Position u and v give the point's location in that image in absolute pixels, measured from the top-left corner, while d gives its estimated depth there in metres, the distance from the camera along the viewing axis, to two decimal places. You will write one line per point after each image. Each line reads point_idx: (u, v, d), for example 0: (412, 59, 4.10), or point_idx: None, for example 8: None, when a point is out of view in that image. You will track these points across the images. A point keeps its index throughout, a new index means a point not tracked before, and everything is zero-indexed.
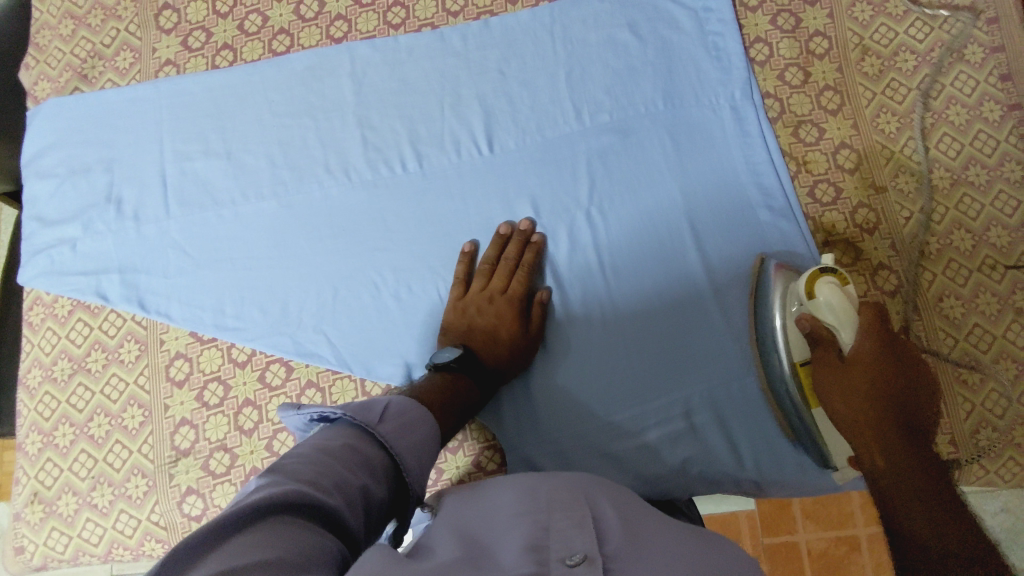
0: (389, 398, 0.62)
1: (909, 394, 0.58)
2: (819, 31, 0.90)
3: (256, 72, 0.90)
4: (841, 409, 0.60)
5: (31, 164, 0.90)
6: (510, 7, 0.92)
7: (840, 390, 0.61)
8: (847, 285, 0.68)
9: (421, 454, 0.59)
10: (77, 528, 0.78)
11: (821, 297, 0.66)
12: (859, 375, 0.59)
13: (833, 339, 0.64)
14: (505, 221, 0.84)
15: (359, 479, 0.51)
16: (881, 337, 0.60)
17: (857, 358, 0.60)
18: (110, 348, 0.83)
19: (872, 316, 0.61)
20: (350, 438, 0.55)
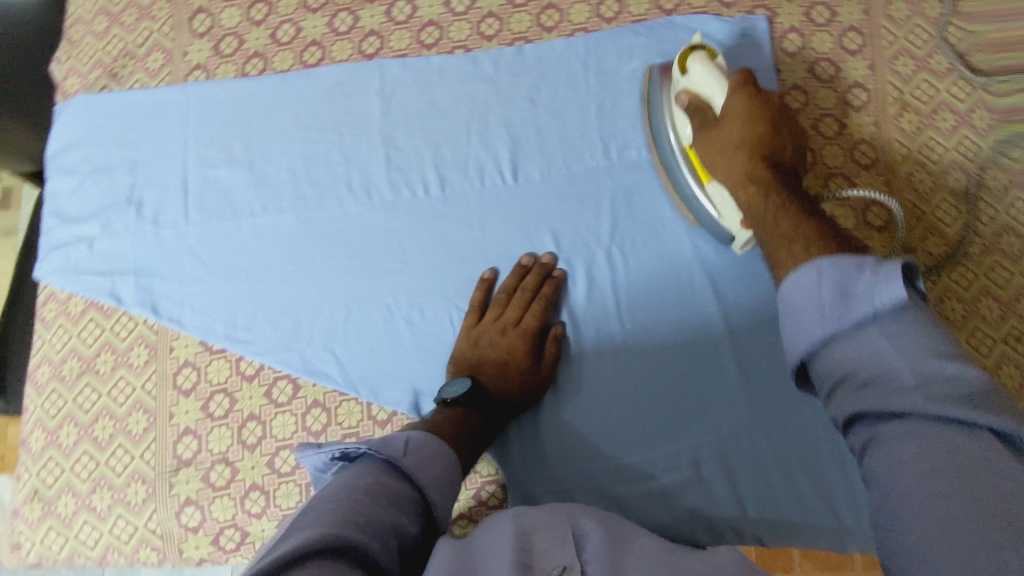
0: (408, 433, 0.63)
1: (775, 138, 0.69)
2: (858, 82, 0.88)
3: (285, 83, 0.89)
4: (724, 170, 0.71)
5: (55, 159, 0.90)
6: (545, 35, 0.91)
7: (723, 148, 0.70)
8: (717, 58, 0.76)
9: (443, 487, 0.61)
10: (74, 529, 0.78)
11: (695, 73, 0.75)
12: (732, 127, 0.70)
13: (708, 106, 0.73)
14: (527, 253, 0.83)
15: (389, 514, 0.52)
16: (748, 92, 0.71)
17: (731, 112, 0.70)
18: (119, 351, 0.83)
19: (741, 77, 0.71)
20: (377, 474, 0.56)
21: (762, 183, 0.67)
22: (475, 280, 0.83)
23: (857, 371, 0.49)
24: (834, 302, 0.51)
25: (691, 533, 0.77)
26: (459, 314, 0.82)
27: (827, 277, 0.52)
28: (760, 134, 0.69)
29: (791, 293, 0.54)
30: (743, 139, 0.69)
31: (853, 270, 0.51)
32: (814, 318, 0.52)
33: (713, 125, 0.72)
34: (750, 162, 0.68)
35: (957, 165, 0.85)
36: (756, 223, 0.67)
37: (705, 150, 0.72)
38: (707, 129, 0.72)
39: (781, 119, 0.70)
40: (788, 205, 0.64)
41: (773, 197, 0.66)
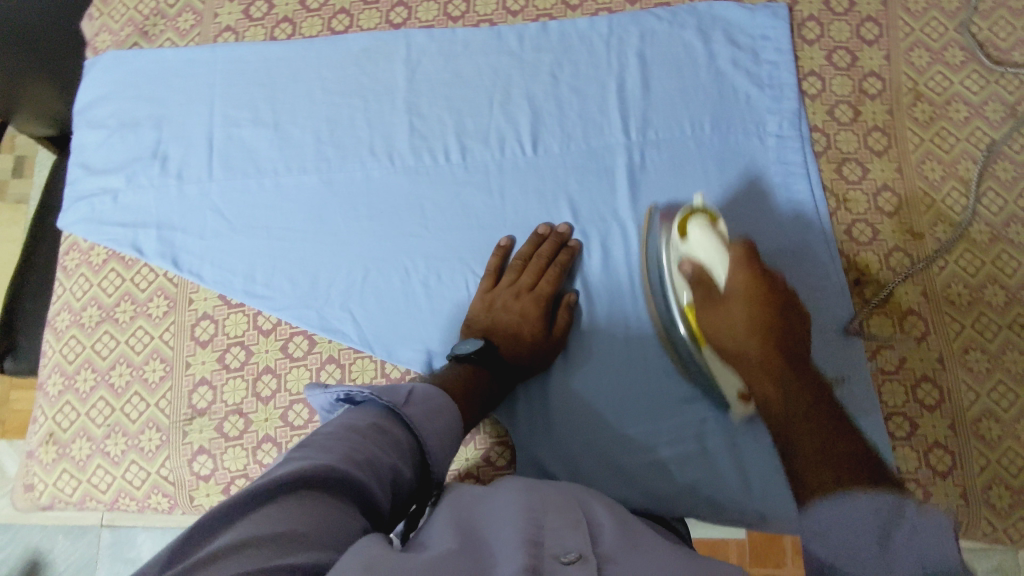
0: (415, 384, 0.64)
1: (786, 327, 0.66)
2: (873, 71, 0.90)
3: (312, 48, 0.91)
4: (733, 353, 0.67)
5: (83, 113, 0.92)
6: (569, 13, 0.93)
7: (731, 334, 0.67)
8: (717, 222, 0.74)
9: (443, 438, 0.61)
10: (87, 473, 0.79)
11: (694, 239, 0.72)
12: (739, 311, 0.66)
13: (710, 281, 0.70)
14: (544, 222, 0.84)
15: (388, 458, 0.53)
16: (753, 269, 0.67)
17: (736, 296, 0.67)
18: (139, 301, 0.84)
19: (743, 254, 0.68)
20: (380, 419, 0.57)
21: (782, 388, 0.63)
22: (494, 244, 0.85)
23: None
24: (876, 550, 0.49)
25: (696, 503, 0.78)
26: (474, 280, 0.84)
27: (866, 517, 0.51)
28: (769, 325, 0.65)
29: (823, 517, 0.53)
30: (755, 328, 0.65)
31: (886, 516, 0.51)
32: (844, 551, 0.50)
33: (714, 302, 0.69)
34: (763, 354, 0.64)
35: (968, 156, 0.86)
36: (777, 424, 0.63)
37: (707, 327, 0.70)
38: (709, 304, 0.69)
39: (791, 310, 0.67)
40: (811, 410, 0.61)
41: (800, 395, 0.62)
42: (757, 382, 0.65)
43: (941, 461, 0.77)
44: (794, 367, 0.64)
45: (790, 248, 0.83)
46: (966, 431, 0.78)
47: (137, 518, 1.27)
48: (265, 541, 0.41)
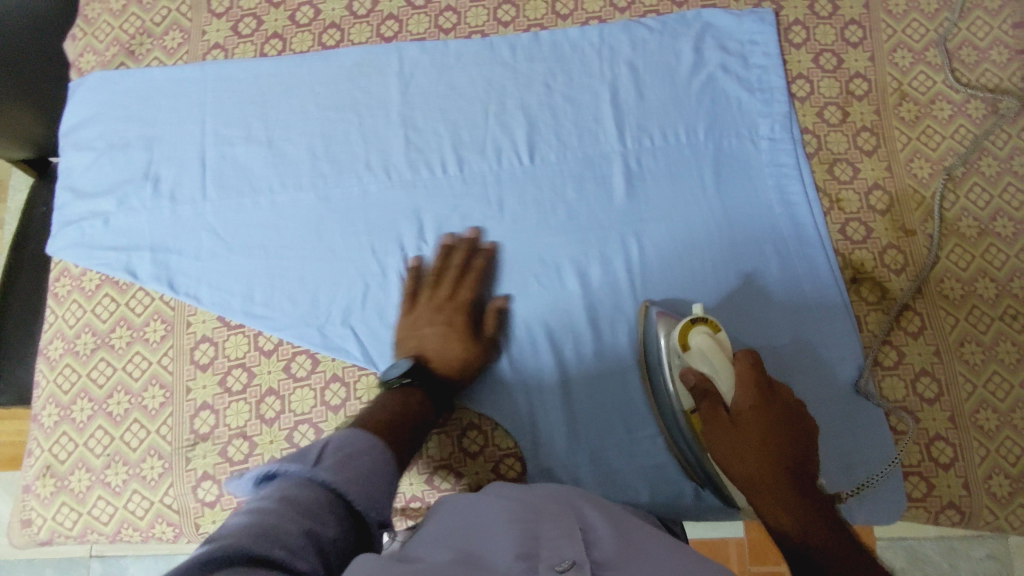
0: (328, 438, 0.58)
1: (794, 444, 0.65)
2: (859, 73, 0.92)
3: (304, 63, 0.90)
4: (739, 469, 0.66)
5: (69, 135, 0.90)
6: (560, 23, 0.93)
7: (740, 451, 0.66)
8: (720, 332, 0.73)
9: (369, 483, 0.56)
10: (87, 505, 0.77)
11: (695, 348, 0.71)
12: (749, 430, 0.66)
13: (717, 394, 0.69)
14: (448, 232, 0.84)
15: (301, 527, 0.47)
16: (758, 388, 0.68)
17: (744, 416, 0.67)
18: (135, 326, 0.82)
19: (749, 370, 0.69)
20: (290, 488, 0.51)
21: (791, 510, 0.61)
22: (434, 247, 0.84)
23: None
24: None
25: (705, 503, 0.78)
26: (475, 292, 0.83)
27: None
28: (776, 442, 0.65)
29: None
30: (764, 444, 0.65)
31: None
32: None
33: (722, 416, 0.68)
34: (770, 471, 0.63)
35: (954, 153, 0.89)
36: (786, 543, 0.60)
37: (714, 442, 0.68)
38: (718, 423, 0.68)
39: (802, 427, 0.67)
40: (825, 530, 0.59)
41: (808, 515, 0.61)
42: (761, 501, 0.63)
43: (943, 453, 0.79)
44: (802, 487, 0.63)
45: (785, 247, 0.84)
46: (964, 422, 0.80)
47: (129, 548, 1.24)
48: None
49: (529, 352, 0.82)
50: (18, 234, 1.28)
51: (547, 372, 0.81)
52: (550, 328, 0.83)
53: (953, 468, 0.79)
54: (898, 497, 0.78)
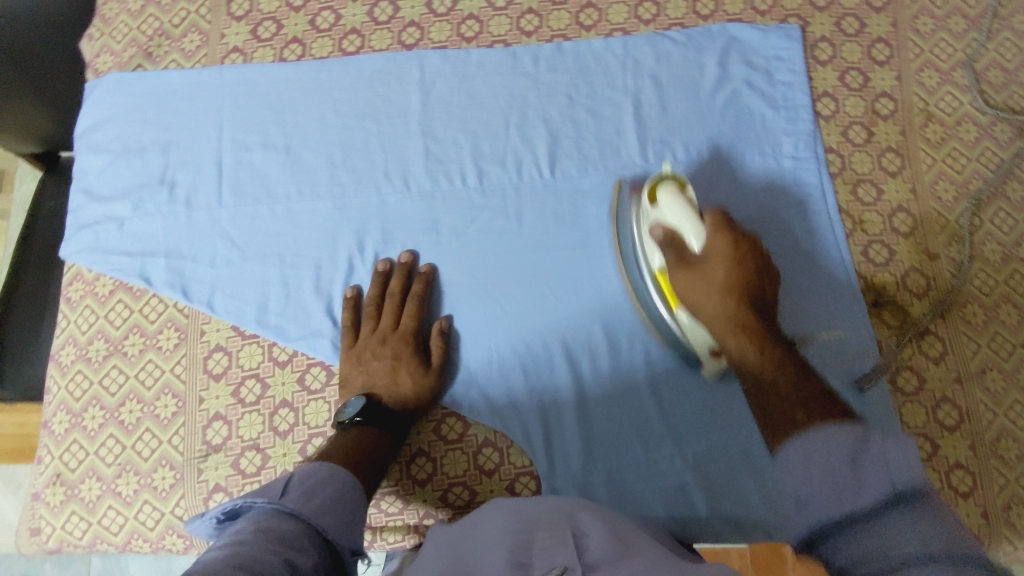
0: (289, 474, 0.62)
1: (757, 283, 0.65)
2: (885, 92, 0.90)
3: (324, 69, 0.89)
4: (706, 310, 0.65)
5: (85, 137, 0.89)
6: (584, 33, 0.92)
7: (707, 291, 0.65)
8: (687, 189, 0.72)
9: (336, 510, 0.59)
10: (97, 515, 0.76)
11: (664, 207, 0.70)
12: (716, 268, 0.65)
13: (684, 242, 0.68)
14: (384, 257, 0.83)
15: (275, 554, 0.50)
16: (727, 233, 0.67)
17: (714, 260, 0.65)
18: (148, 334, 0.81)
19: (716, 220, 0.67)
20: (261, 519, 0.54)
21: (751, 332, 0.62)
22: (372, 273, 0.83)
23: (878, 564, 0.41)
24: (848, 472, 0.44)
25: (724, 526, 0.77)
26: (492, 307, 0.82)
27: (836, 448, 0.45)
28: (742, 282, 0.64)
29: (791, 465, 0.47)
30: (732, 286, 0.64)
31: (859, 440, 0.45)
32: (821, 489, 0.44)
33: (689, 263, 0.67)
34: (736, 309, 0.63)
35: (980, 176, 0.87)
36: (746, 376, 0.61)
37: (683, 288, 0.67)
38: (683, 266, 0.67)
39: (763, 268, 0.67)
40: (786, 362, 0.59)
41: (771, 349, 0.60)
42: (727, 336, 0.63)
43: (963, 481, 0.78)
44: (764, 322, 0.63)
45: (777, 192, 0.86)
46: (984, 451, 0.79)
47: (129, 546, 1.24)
48: None
49: (546, 369, 0.81)
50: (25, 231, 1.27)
51: (564, 390, 0.80)
52: (568, 346, 0.81)
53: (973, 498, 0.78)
54: None
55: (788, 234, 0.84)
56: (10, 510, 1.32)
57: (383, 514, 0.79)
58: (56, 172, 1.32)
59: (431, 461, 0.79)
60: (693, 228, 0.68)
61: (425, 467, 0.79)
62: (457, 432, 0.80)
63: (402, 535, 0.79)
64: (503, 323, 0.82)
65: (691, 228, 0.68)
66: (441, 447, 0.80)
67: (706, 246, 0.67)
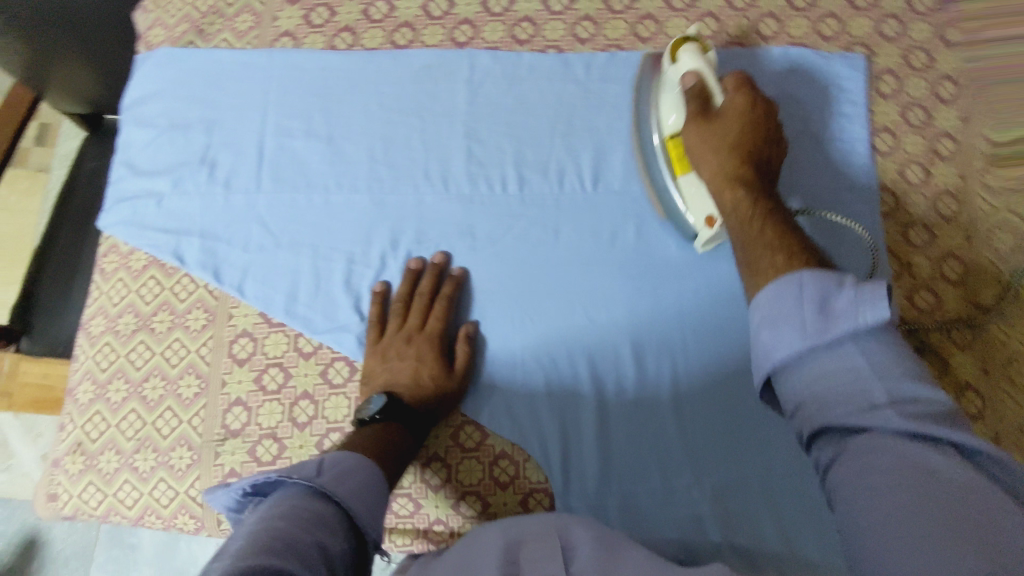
0: (322, 457, 0.64)
1: (763, 145, 0.72)
2: (948, 132, 0.87)
3: (373, 61, 0.88)
4: (710, 167, 0.72)
5: (131, 110, 0.89)
6: (640, 45, 0.89)
7: (716, 146, 0.71)
8: (709, 53, 0.78)
9: (366, 496, 0.62)
10: (114, 487, 0.77)
11: (687, 65, 0.76)
12: (732, 123, 0.71)
13: (706, 98, 0.73)
14: (417, 256, 0.82)
15: (309, 534, 0.53)
16: (746, 92, 0.73)
17: (729, 112, 0.72)
18: (177, 312, 0.81)
19: (737, 81, 0.74)
20: (295, 498, 0.57)
21: (748, 185, 0.69)
22: (403, 272, 0.82)
23: (830, 391, 0.49)
24: (813, 316, 0.51)
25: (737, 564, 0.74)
26: (521, 317, 0.81)
27: (808, 289, 0.52)
28: (750, 139, 0.71)
29: (768, 303, 0.55)
30: (739, 140, 0.71)
31: (833, 285, 0.52)
32: (792, 326, 0.52)
33: (705, 115, 0.73)
34: (738, 165, 0.70)
35: None
36: (735, 225, 0.68)
37: (694, 140, 0.73)
38: (702, 120, 0.72)
39: (772, 132, 0.73)
40: (773, 213, 0.67)
41: (762, 202, 0.68)
42: (726, 189, 0.70)
43: None
44: (761, 180, 0.70)
45: (818, 194, 0.83)
46: None
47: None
48: None
49: (570, 385, 0.80)
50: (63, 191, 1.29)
51: (586, 408, 0.79)
52: (594, 363, 0.80)
53: None
54: None
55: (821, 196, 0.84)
56: (29, 463, 1.36)
57: (394, 515, 0.79)
58: (98, 132, 1.34)
59: (446, 467, 0.78)
60: (719, 87, 0.74)
61: (440, 473, 0.78)
62: (475, 440, 0.79)
63: (412, 539, 0.79)
64: (530, 335, 0.81)
65: (713, 85, 0.74)
66: (457, 454, 0.79)
67: (726, 102, 0.73)
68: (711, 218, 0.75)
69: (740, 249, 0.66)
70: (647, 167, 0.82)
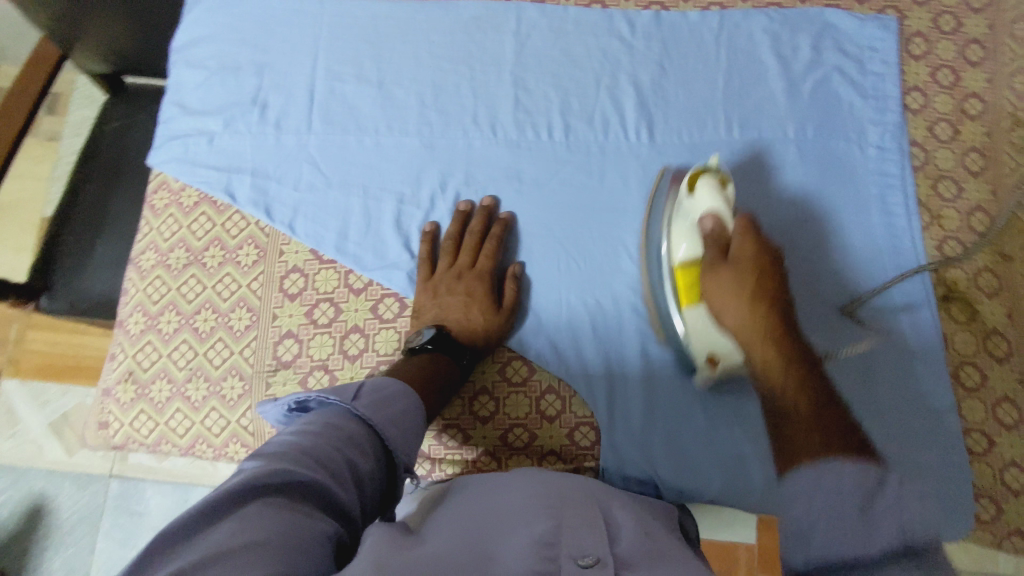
0: (363, 382, 0.65)
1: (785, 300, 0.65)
2: (976, 93, 0.90)
3: (422, 11, 0.90)
4: (729, 316, 0.65)
5: (182, 52, 0.90)
6: (681, 4, 0.93)
7: (732, 294, 0.65)
8: (727, 185, 0.73)
9: (401, 422, 0.63)
10: (165, 416, 0.78)
11: (701, 197, 0.72)
12: (749, 275, 0.65)
13: (722, 239, 0.69)
14: (467, 199, 0.84)
15: (341, 452, 0.54)
16: (756, 238, 0.67)
17: (744, 262, 0.66)
18: (229, 248, 0.82)
19: (746, 224, 0.68)
20: (335, 417, 0.58)
21: (781, 349, 0.61)
22: (453, 213, 0.84)
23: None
24: (855, 526, 0.44)
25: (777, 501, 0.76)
26: (566, 258, 0.84)
27: (849, 481, 0.46)
28: (768, 288, 0.64)
29: (805, 486, 0.47)
30: (759, 293, 0.64)
31: (875, 484, 0.46)
32: (824, 521, 0.45)
33: (721, 262, 0.67)
34: (760, 319, 0.63)
35: None
36: (766, 394, 0.60)
37: (709, 286, 0.67)
38: (712, 264, 0.68)
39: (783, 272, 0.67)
40: (810, 384, 0.58)
41: (795, 369, 0.59)
42: (754, 344, 0.62)
43: (1016, 480, 0.79)
44: (787, 339, 0.62)
45: (847, 148, 0.87)
46: None
47: (148, 471, 1.28)
48: (229, 553, 0.40)
49: (614, 325, 0.82)
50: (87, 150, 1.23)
51: (631, 346, 0.81)
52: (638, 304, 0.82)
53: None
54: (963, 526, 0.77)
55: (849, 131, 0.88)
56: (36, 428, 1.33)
57: (442, 446, 0.81)
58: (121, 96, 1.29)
59: (494, 401, 0.81)
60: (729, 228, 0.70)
61: (489, 406, 0.81)
62: (522, 375, 0.82)
63: (460, 470, 0.81)
64: (575, 275, 0.83)
65: (726, 226, 0.69)
66: (504, 388, 0.81)
67: (735, 247, 0.67)
68: (713, 358, 0.72)
69: (767, 402, 0.59)
70: (653, 292, 0.80)
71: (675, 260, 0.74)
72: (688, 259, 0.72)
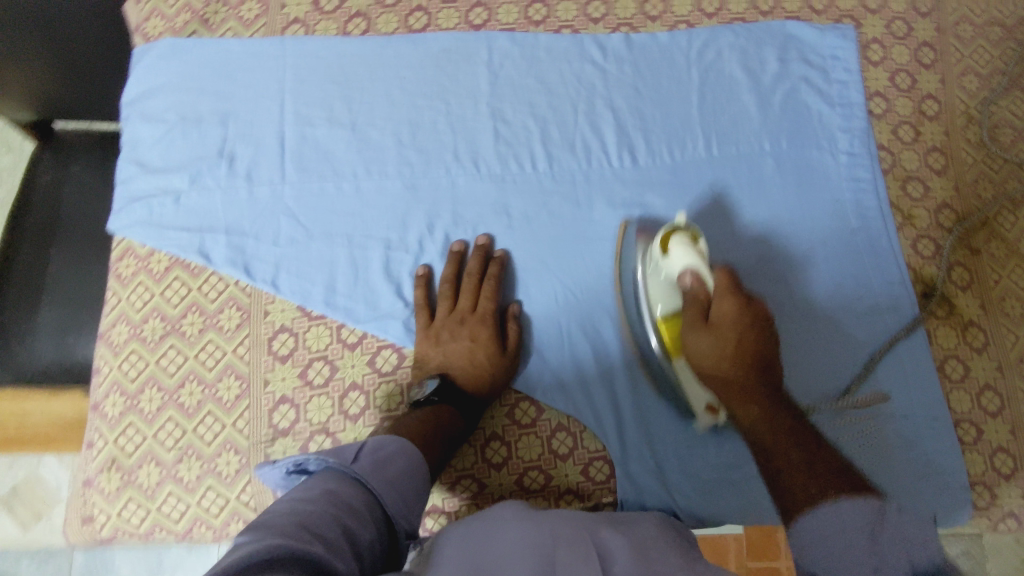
0: (365, 440, 0.62)
1: (764, 351, 0.68)
2: (931, 94, 0.94)
3: (389, 45, 0.87)
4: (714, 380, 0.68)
5: (136, 105, 0.85)
6: (649, 24, 0.93)
7: (716, 358, 0.67)
8: (699, 241, 0.72)
9: (402, 486, 0.59)
10: (157, 501, 0.73)
11: (674, 257, 0.71)
12: (726, 339, 0.67)
13: (702, 302, 0.69)
14: (460, 238, 0.81)
15: (339, 523, 0.50)
16: (735, 298, 0.68)
17: (725, 327, 0.67)
18: (208, 313, 0.78)
19: (726, 279, 0.69)
20: (333, 483, 0.55)
21: (763, 407, 0.65)
22: (445, 254, 0.81)
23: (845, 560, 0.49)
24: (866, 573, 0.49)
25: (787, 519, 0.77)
26: (562, 290, 0.82)
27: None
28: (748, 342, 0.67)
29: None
30: (742, 354, 0.67)
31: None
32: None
33: (704, 324, 0.69)
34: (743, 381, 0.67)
35: (1017, 177, 0.92)
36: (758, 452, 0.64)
37: (693, 354, 0.69)
38: (692, 326, 0.69)
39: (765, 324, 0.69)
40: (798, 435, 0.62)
41: (782, 429, 0.63)
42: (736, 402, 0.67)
43: (1005, 464, 0.83)
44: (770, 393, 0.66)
45: (821, 157, 0.89)
46: None
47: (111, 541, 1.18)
48: None
49: (616, 354, 0.81)
50: (17, 206, 1.11)
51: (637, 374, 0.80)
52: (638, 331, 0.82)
53: (1015, 479, 0.83)
54: (962, 513, 0.81)
55: (821, 139, 0.90)
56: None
57: (455, 498, 0.78)
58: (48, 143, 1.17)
59: (506, 445, 0.79)
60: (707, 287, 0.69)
61: (501, 451, 0.79)
62: (531, 416, 0.80)
63: None
64: (573, 307, 0.82)
65: (703, 287, 0.69)
66: (515, 431, 0.80)
67: (714, 303, 0.69)
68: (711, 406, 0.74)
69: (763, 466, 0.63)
70: (636, 336, 0.80)
71: (656, 312, 0.74)
72: (670, 312, 0.74)
